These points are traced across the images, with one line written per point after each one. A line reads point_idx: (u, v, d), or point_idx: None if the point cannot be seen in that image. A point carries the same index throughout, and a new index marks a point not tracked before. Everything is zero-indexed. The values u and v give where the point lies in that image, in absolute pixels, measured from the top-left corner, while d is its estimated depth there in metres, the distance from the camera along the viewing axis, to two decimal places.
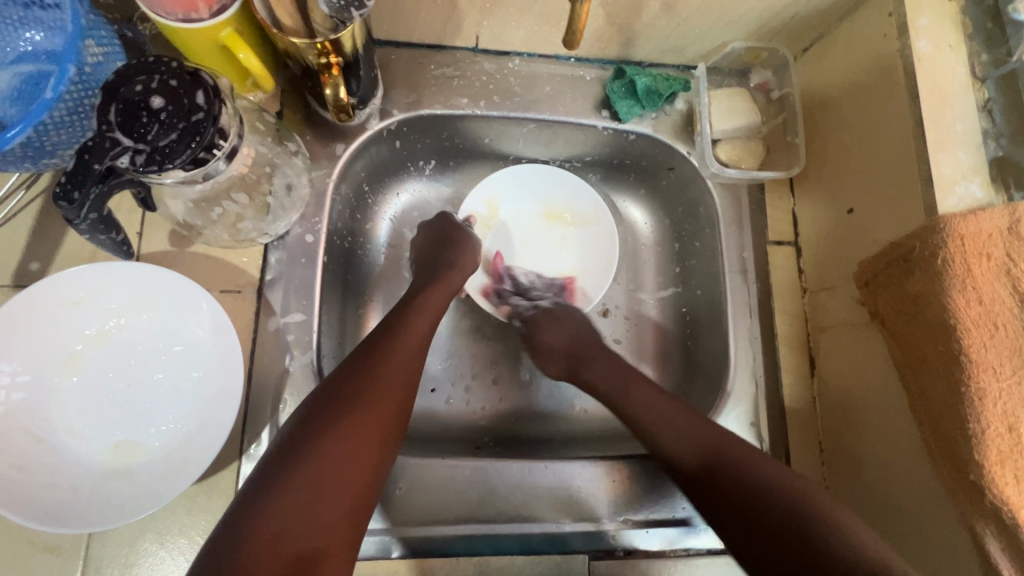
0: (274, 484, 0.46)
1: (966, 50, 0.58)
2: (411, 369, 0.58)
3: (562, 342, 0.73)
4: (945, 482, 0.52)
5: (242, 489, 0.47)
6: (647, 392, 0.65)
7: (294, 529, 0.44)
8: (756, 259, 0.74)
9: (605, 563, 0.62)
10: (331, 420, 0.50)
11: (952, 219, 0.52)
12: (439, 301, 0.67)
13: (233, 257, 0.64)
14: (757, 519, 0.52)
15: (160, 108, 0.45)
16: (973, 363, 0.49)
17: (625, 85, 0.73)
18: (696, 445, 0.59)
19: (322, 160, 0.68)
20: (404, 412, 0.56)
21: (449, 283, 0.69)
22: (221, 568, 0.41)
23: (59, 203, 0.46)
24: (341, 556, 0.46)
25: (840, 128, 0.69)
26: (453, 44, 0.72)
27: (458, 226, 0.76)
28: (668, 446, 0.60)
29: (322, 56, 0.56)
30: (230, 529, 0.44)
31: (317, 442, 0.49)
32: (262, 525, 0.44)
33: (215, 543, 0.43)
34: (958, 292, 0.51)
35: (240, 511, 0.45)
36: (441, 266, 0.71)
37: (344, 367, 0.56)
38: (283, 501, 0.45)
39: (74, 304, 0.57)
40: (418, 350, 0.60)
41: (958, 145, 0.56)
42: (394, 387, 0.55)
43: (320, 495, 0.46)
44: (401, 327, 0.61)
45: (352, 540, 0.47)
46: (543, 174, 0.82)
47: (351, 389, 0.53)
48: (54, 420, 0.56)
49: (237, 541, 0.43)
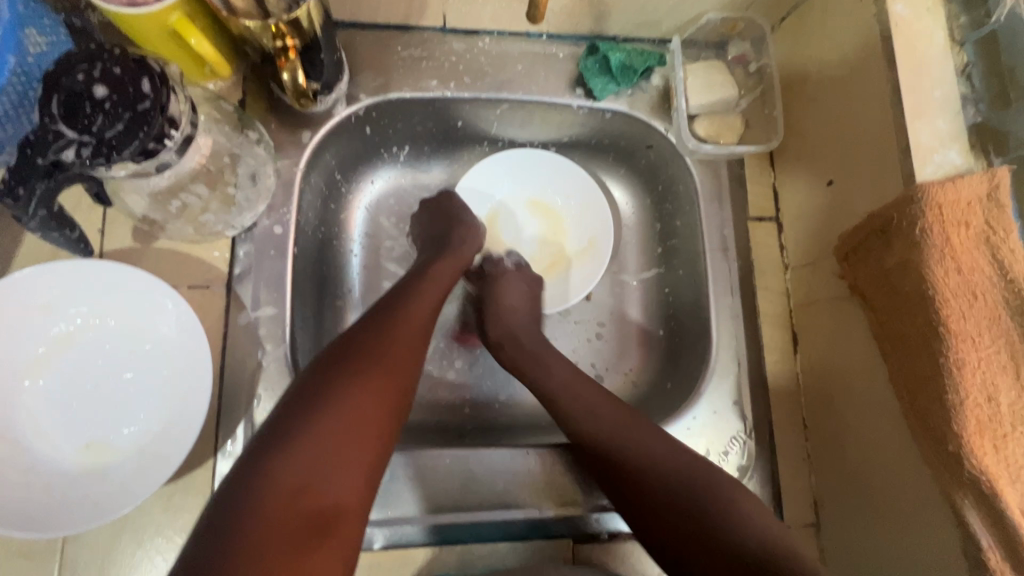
0: (281, 442, 0.45)
1: (944, 13, 0.56)
2: (419, 340, 0.56)
3: (519, 298, 0.72)
4: (925, 455, 0.52)
5: (250, 444, 0.46)
6: (578, 379, 0.64)
7: (311, 484, 0.44)
8: (737, 237, 0.73)
9: (589, 547, 0.63)
10: (342, 380, 0.49)
11: (930, 187, 0.51)
12: (449, 272, 0.66)
13: (202, 252, 0.62)
14: (671, 511, 0.53)
15: (104, 97, 0.43)
16: (951, 335, 0.49)
17: (598, 62, 0.72)
18: (610, 432, 0.58)
19: (289, 149, 0.66)
20: (415, 377, 0.55)
21: (460, 256, 0.68)
22: (230, 519, 0.41)
23: (4, 200, 0.45)
24: (356, 518, 0.46)
25: (819, 99, 0.67)
26: (420, 24, 0.70)
27: (463, 204, 0.75)
28: (598, 439, 0.59)
29: (278, 39, 0.54)
30: (239, 481, 0.43)
31: (328, 401, 0.48)
32: (276, 482, 0.43)
33: (227, 493, 0.43)
34: (936, 262, 0.50)
35: (251, 462, 0.44)
36: (450, 243, 0.69)
37: (347, 332, 0.54)
38: (297, 457, 0.44)
39: (33, 305, 0.55)
40: (424, 327, 0.57)
41: (936, 112, 0.54)
42: (406, 353, 0.54)
43: (337, 455, 0.46)
44: (407, 296, 0.59)
45: (365, 501, 0.47)
46: (535, 158, 0.81)
47: (361, 350, 0.52)
48: (23, 423, 0.55)
49: (248, 492, 0.42)
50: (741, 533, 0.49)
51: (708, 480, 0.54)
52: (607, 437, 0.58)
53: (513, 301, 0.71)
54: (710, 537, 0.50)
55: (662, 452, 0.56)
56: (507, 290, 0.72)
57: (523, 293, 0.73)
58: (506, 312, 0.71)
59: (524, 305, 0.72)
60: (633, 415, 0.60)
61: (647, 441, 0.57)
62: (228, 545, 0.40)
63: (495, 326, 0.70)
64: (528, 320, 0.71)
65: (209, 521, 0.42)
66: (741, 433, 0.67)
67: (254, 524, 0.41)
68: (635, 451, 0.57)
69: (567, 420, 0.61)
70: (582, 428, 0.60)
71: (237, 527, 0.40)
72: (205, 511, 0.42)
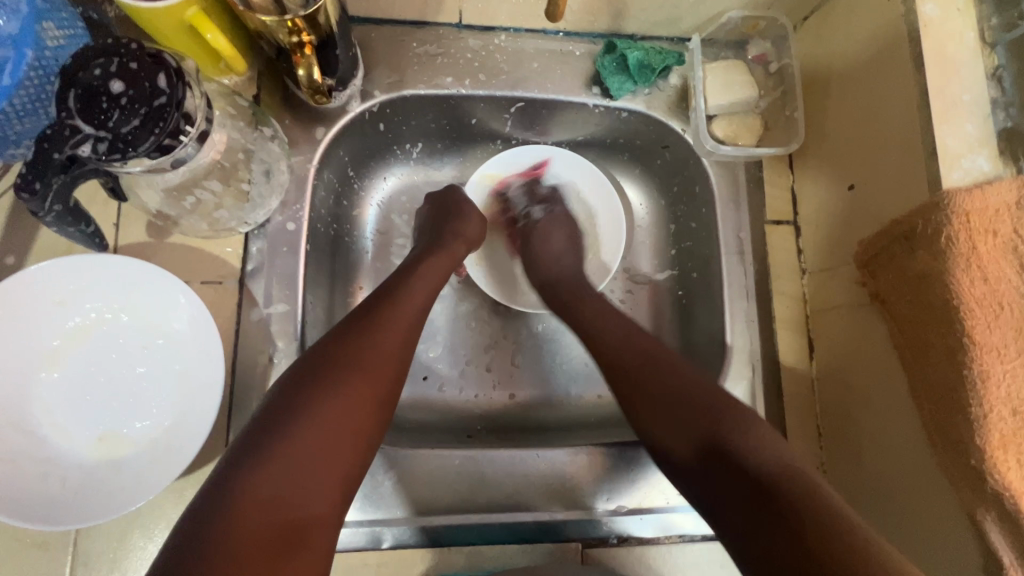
0: (263, 450, 0.45)
1: (974, 14, 0.55)
2: (406, 343, 0.56)
3: (560, 244, 0.75)
4: (945, 468, 0.51)
5: (228, 451, 0.45)
6: (614, 324, 0.63)
7: (288, 497, 0.44)
8: (753, 240, 0.72)
9: (597, 551, 0.62)
10: (322, 389, 0.49)
11: (958, 193, 0.50)
12: (441, 267, 0.65)
13: (215, 247, 0.62)
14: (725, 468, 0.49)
15: (121, 93, 0.43)
16: (976, 344, 0.48)
17: (614, 60, 0.70)
18: (643, 360, 0.58)
19: (303, 145, 0.66)
20: (399, 384, 0.54)
21: (454, 254, 0.68)
22: (208, 529, 0.40)
23: (20, 195, 0.45)
24: (331, 525, 0.46)
25: (841, 100, 0.66)
26: (436, 20, 0.70)
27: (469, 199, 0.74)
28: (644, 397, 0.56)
29: (294, 35, 0.54)
30: (219, 489, 0.43)
31: (308, 411, 0.47)
32: (255, 492, 0.43)
33: (206, 501, 0.42)
34: (962, 271, 0.49)
35: (227, 475, 0.43)
36: (445, 236, 0.69)
37: (334, 335, 0.54)
38: (276, 469, 0.44)
39: (50, 299, 0.55)
40: (411, 330, 0.57)
41: (965, 116, 0.53)
42: (388, 359, 0.53)
43: (313, 467, 0.46)
44: (401, 295, 0.59)
45: (337, 512, 0.47)
46: (552, 156, 0.79)
47: (342, 358, 0.51)
48: (39, 415, 0.55)
49: (224, 506, 0.42)
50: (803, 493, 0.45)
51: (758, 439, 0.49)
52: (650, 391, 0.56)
53: (553, 246, 0.75)
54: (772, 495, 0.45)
55: (677, 384, 0.55)
56: (547, 236, 0.76)
57: (568, 243, 0.76)
58: (545, 257, 0.74)
59: (563, 248, 0.75)
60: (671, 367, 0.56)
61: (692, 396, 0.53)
62: (205, 556, 0.39)
63: (544, 268, 0.73)
64: (551, 272, 0.73)
65: (186, 527, 0.41)
66: None
67: (232, 535, 0.40)
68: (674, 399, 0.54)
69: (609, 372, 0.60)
70: (616, 363, 0.59)
71: (214, 537, 0.40)
72: (181, 518, 0.42)
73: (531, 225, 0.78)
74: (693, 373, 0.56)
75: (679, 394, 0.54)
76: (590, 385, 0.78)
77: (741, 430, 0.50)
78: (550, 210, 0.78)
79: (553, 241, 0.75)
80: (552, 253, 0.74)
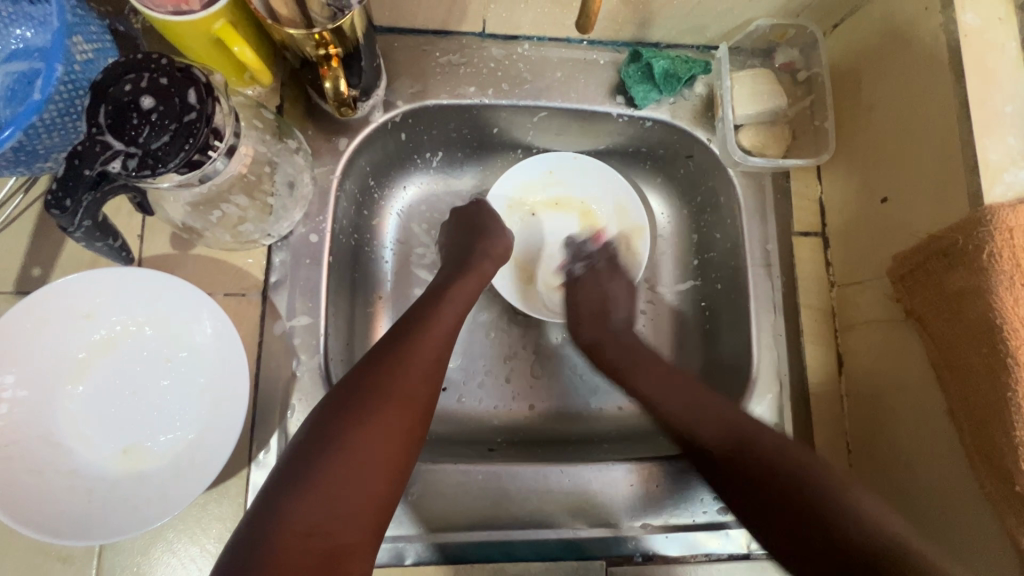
0: (297, 481, 0.45)
1: (1016, 23, 0.53)
2: (435, 365, 0.55)
3: (597, 305, 0.74)
4: (986, 493, 0.49)
5: (265, 484, 0.46)
6: (646, 355, 0.68)
7: (322, 524, 0.43)
8: (780, 252, 0.70)
9: (623, 569, 0.60)
10: (355, 414, 0.49)
11: (1000, 210, 0.48)
12: (468, 288, 0.65)
13: (238, 259, 0.62)
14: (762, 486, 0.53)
15: (151, 109, 0.43)
16: (1020, 366, 0.46)
17: (641, 69, 0.69)
18: (693, 415, 0.60)
19: (326, 156, 0.65)
20: (431, 407, 0.54)
21: (481, 275, 0.67)
22: (246, 562, 0.40)
23: (52, 211, 0.44)
24: (366, 554, 0.45)
25: (873, 110, 0.64)
26: (459, 29, 0.69)
27: (490, 212, 0.74)
28: (687, 423, 0.60)
29: (320, 47, 0.53)
30: (256, 522, 0.43)
31: (339, 438, 0.47)
32: (290, 522, 0.43)
33: (243, 536, 0.42)
34: (1004, 290, 0.47)
35: (267, 503, 0.44)
36: (471, 254, 0.69)
37: (364, 360, 0.53)
38: (310, 497, 0.44)
39: (77, 312, 0.55)
40: (438, 353, 0.56)
41: (1007, 128, 0.51)
42: (420, 382, 0.53)
43: (346, 493, 0.45)
44: (429, 318, 0.59)
45: (375, 539, 0.46)
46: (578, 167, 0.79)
47: (374, 382, 0.51)
48: (63, 428, 0.55)
49: (262, 534, 0.42)
50: (846, 519, 0.48)
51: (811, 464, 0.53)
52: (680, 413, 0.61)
53: (620, 308, 0.74)
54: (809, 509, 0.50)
55: (721, 407, 0.60)
56: (606, 295, 0.74)
57: (622, 294, 0.75)
58: (589, 316, 0.73)
59: (608, 304, 0.73)
60: (706, 394, 0.61)
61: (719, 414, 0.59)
62: None
63: (590, 329, 0.72)
64: (596, 330, 0.71)
65: (226, 562, 0.41)
66: None
67: (269, 569, 0.40)
68: (713, 422, 0.58)
69: (646, 403, 0.64)
70: (668, 415, 0.62)
71: (252, 571, 0.40)
72: (221, 553, 0.42)
73: (575, 282, 0.77)
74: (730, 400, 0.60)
75: (721, 418, 0.59)
76: (612, 397, 0.77)
77: (781, 456, 0.54)
78: (591, 266, 0.77)
79: (601, 301, 0.74)
80: (603, 310, 0.73)
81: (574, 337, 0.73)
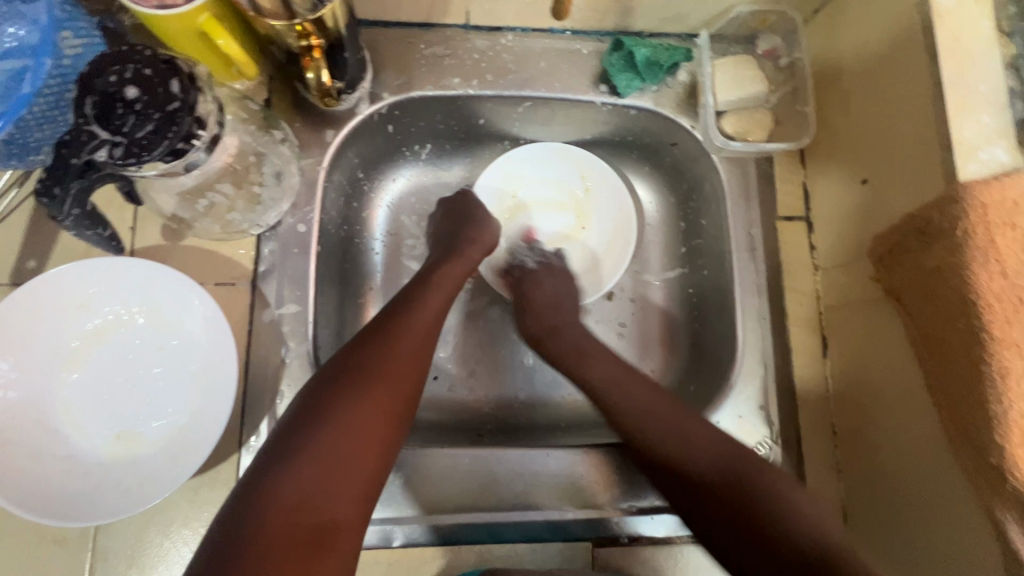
0: (285, 457, 0.46)
1: (991, 3, 0.53)
2: (423, 347, 0.56)
3: (551, 296, 0.72)
4: (964, 467, 0.50)
5: (254, 461, 0.47)
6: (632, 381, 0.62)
7: (311, 501, 0.44)
8: (765, 236, 0.71)
9: (608, 551, 0.62)
10: (343, 395, 0.50)
11: (974, 187, 0.48)
12: (456, 275, 0.66)
13: (228, 249, 0.63)
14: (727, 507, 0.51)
15: (135, 98, 0.44)
16: (996, 340, 0.46)
17: (623, 58, 0.70)
18: (670, 434, 0.57)
19: (313, 148, 0.67)
20: (418, 388, 0.55)
21: (467, 259, 0.68)
22: (235, 535, 0.41)
23: (41, 200, 0.47)
24: (356, 529, 0.46)
25: (852, 94, 0.65)
26: (443, 21, 0.70)
27: (478, 202, 0.75)
28: (647, 437, 0.58)
29: (303, 39, 0.55)
30: (245, 497, 0.44)
31: (327, 417, 0.48)
32: (279, 497, 0.43)
33: (233, 510, 0.43)
34: (979, 265, 0.48)
35: (255, 479, 0.45)
36: (459, 241, 0.70)
37: (352, 343, 0.55)
38: (299, 473, 0.45)
39: (72, 302, 0.57)
40: (426, 336, 0.57)
41: (982, 106, 0.52)
42: (407, 363, 0.54)
43: (335, 471, 0.46)
44: (415, 302, 0.60)
45: (364, 514, 0.47)
46: (564, 157, 0.80)
47: (359, 366, 0.52)
48: (58, 414, 0.57)
49: (252, 508, 0.43)
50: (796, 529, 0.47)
51: (778, 484, 0.51)
52: (652, 428, 0.58)
53: (546, 295, 0.72)
54: (771, 535, 0.48)
55: (707, 445, 0.55)
56: (539, 284, 0.73)
57: (552, 287, 0.73)
58: (544, 305, 0.71)
59: (558, 300, 0.72)
60: (683, 411, 0.58)
61: (694, 433, 0.56)
62: (234, 562, 0.40)
63: (537, 318, 0.70)
64: (553, 321, 0.70)
65: (216, 535, 0.42)
66: (766, 438, 0.66)
67: (258, 541, 0.41)
68: (684, 443, 0.55)
69: (610, 411, 0.61)
70: (641, 437, 0.58)
71: (242, 543, 0.41)
72: (212, 527, 0.43)
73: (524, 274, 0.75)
74: (724, 434, 0.56)
75: (713, 452, 0.54)
76: None
77: (760, 472, 0.52)
78: (545, 263, 0.76)
79: (557, 293, 0.72)
80: (557, 303, 0.72)
81: (521, 330, 0.71)
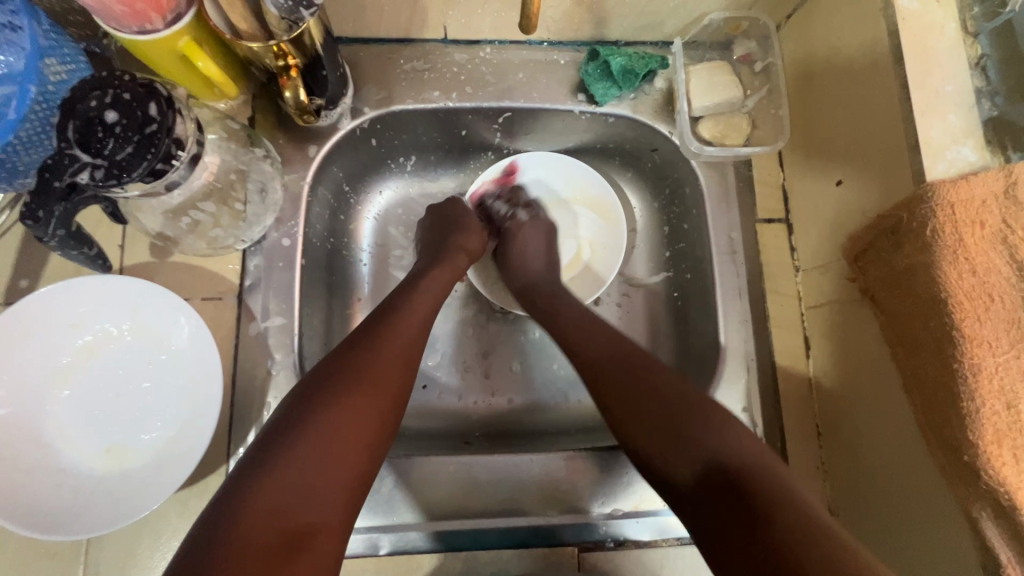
0: (266, 465, 0.46)
1: (955, 4, 0.54)
2: (408, 357, 0.57)
3: (542, 246, 0.76)
4: (942, 465, 0.50)
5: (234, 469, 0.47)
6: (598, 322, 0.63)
7: (290, 508, 0.45)
8: (745, 239, 0.72)
9: (594, 555, 0.62)
10: (326, 404, 0.50)
11: (940, 187, 0.49)
12: (444, 281, 0.67)
13: (214, 265, 0.64)
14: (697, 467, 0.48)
15: (115, 122, 0.46)
16: (965, 338, 0.47)
17: (599, 66, 0.71)
18: (643, 390, 0.54)
19: (297, 164, 0.68)
20: (404, 397, 0.56)
21: (454, 268, 0.69)
22: (208, 542, 0.42)
23: (25, 221, 0.48)
24: (338, 536, 0.46)
25: (825, 96, 0.66)
26: (422, 37, 0.72)
27: (466, 211, 0.76)
28: (619, 398, 0.55)
29: (279, 59, 0.56)
30: (222, 505, 0.44)
31: (309, 427, 0.49)
32: (258, 504, 0.44)
33: (210, 516, 0.43)
34: (948, 263, 0.48)
35: (235, 486, 0.45)
36: (448, 247, 0.71)
37: (337, 353, 0.55)
38: (278, 481, 0.45)
39: (62, 320, 0.58)
40: (412, 346, 0.58)
41: (948, 106, 0.52)
42: (391, 373, 0.55)
43: (316, 478, 0.47)
44: (402, 311, 0.60)
45: (346, 522, 0.48)
46: (551, 163, 0.80)
47: (343, 376, 0.52)
48: (49, 429, 0.58)
49: (230, 515, 0.43)
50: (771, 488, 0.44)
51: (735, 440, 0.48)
52: (622, 391, 0.55)
53: (534, 251, 0.75)
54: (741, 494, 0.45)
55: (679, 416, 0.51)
56: (524, 243, 0.75)
57: (540, 247, 0.76)
58: (528, 261, 0.74)
59: (543, 255, 0.75)
60: (656, 371, 0.55)
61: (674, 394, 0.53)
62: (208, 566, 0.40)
63: (523, 273, 0.73)
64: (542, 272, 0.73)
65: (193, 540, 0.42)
66: None
67: (234, 547, 0.41)
68: (645, 399, 0.53)
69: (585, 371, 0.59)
70: (604, 387, 0.56)
71: (220, 547, 0.41)
72: (188, 533, 0.43)
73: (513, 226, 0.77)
74: (685, 399, 0.52)
75: (655, 407, 0.52)
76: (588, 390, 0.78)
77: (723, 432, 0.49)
78: (534, 215, 0.78)
79: (543, 247, 0.76)
80: (538, 261, 0.74)
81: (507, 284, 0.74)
